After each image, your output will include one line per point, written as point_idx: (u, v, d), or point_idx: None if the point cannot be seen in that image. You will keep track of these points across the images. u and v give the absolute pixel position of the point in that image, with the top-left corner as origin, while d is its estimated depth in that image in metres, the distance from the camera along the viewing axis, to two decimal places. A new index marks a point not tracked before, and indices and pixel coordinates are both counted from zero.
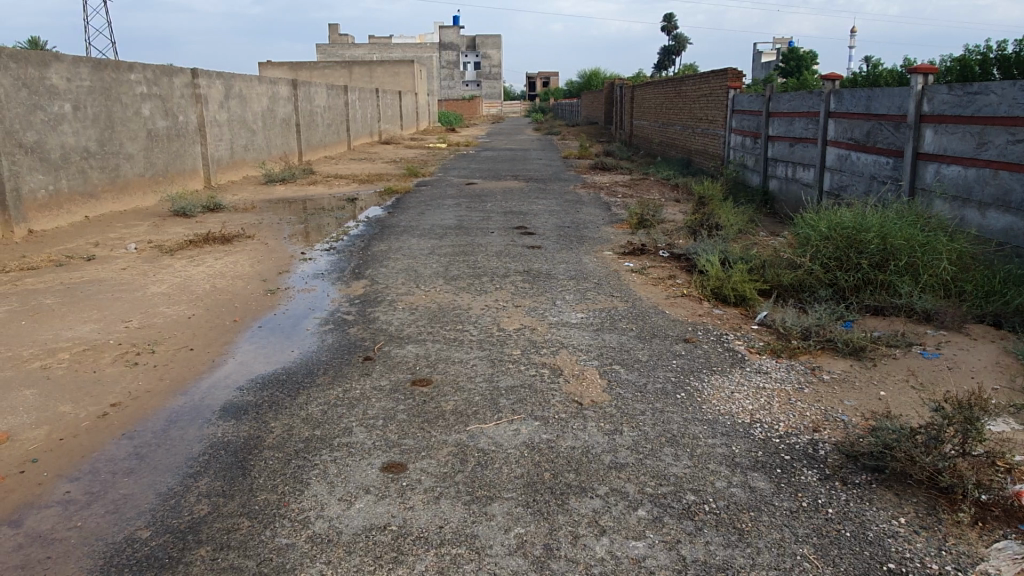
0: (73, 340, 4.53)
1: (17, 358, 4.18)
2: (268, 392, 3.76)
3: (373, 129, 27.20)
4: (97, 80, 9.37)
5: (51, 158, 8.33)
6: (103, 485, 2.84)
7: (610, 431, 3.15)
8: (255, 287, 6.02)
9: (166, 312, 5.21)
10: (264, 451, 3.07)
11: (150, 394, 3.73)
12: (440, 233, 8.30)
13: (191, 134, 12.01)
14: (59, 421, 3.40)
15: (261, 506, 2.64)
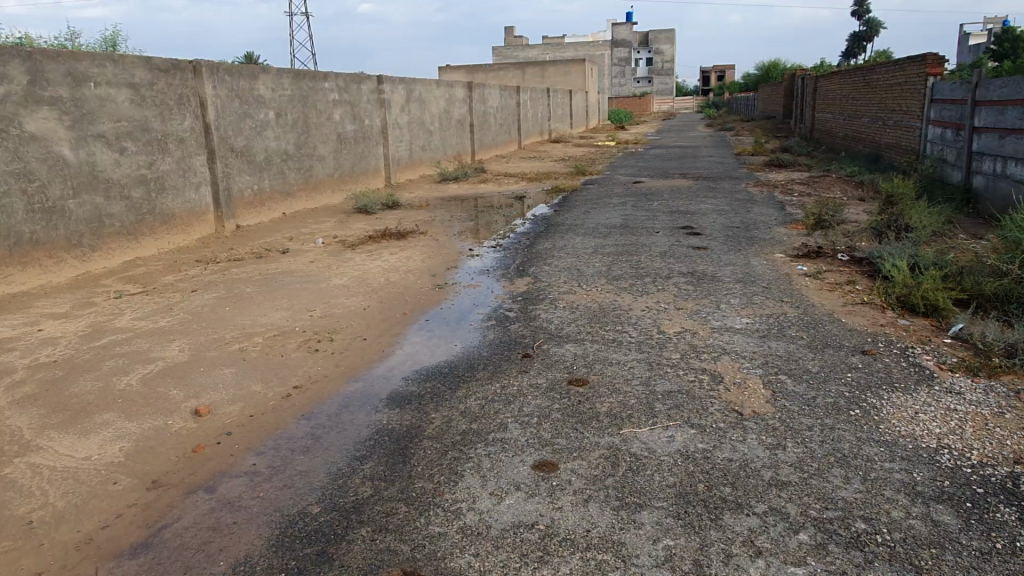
0: (266, 325, 5.01)
1: (221, 340, 4.70)
2: (431, 383, 3.94)
3: (543, 128, 27.63)
4: (297, 89, 10.26)
5: (255, 160, 9.25)
6: (283, 460, 3.12)
7: (773, 445, 2.98)
8: (425, 282, 6.33)
9: (345, 303, 5.62)
10: (424, 440, 3.22)
11: (327, 379, 4.05)
12: (604, 231, 8.26)
13: (375, 137, 12.85)
14: (251, 398, 3.78)
15: (418, 493, 2.77)
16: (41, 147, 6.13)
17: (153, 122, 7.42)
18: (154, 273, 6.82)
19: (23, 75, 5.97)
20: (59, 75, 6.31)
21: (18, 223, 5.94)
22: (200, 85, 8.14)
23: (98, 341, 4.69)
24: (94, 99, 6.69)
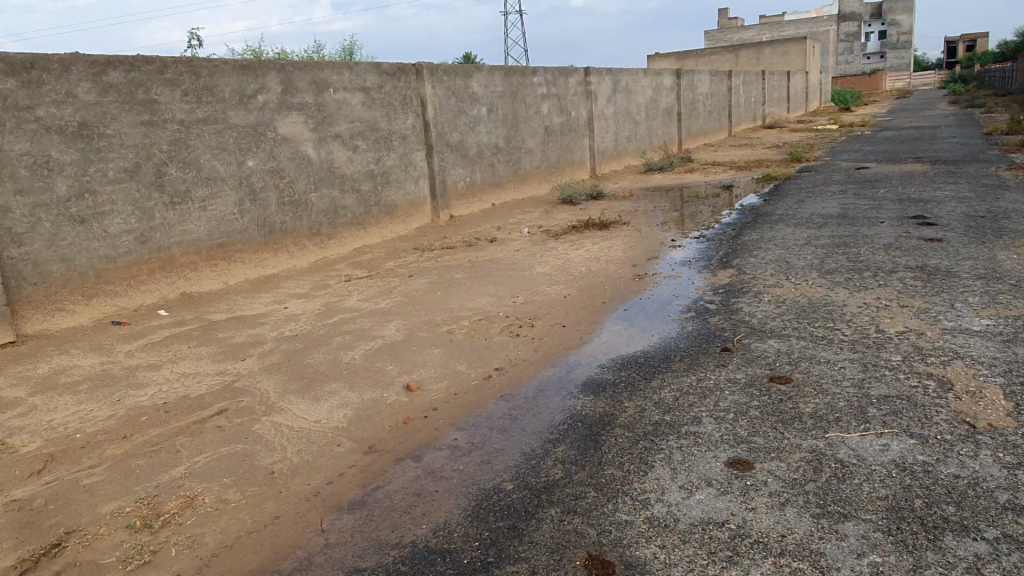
0: (473, 310, 5.31)
1: (432, 322, 5.06)
2: (626, 372, 3.95)
3: (756, 114, 26.22)
4: (508, 85, 10.67)
5: (468, 154, 9.78)
6: (482, 437, 3.30)
7: (1011, 465, 2.62)
8: (625, 272, 6.32)
9: (547, 291, 5.79)
10: (616, 428, 3.24)
11: (526, 363, 4.21)
12: (819, 222, 7.69)
13: (582, 128, 13.01)
14: (456, 378, 4.04)
15: (607, 480, 2.80)
16: (290, 147, 6.97)
17: (381, 121, 8.12)
18: (378, 259, 7.48)
19: (278, 85, 6.82)
20: (306, 83, 7.12)
21: (271, 214, 6.81)
22: (421, 86, 8.76)
23: (331, 319, 5.27)
24: (332, 104, 7.46)
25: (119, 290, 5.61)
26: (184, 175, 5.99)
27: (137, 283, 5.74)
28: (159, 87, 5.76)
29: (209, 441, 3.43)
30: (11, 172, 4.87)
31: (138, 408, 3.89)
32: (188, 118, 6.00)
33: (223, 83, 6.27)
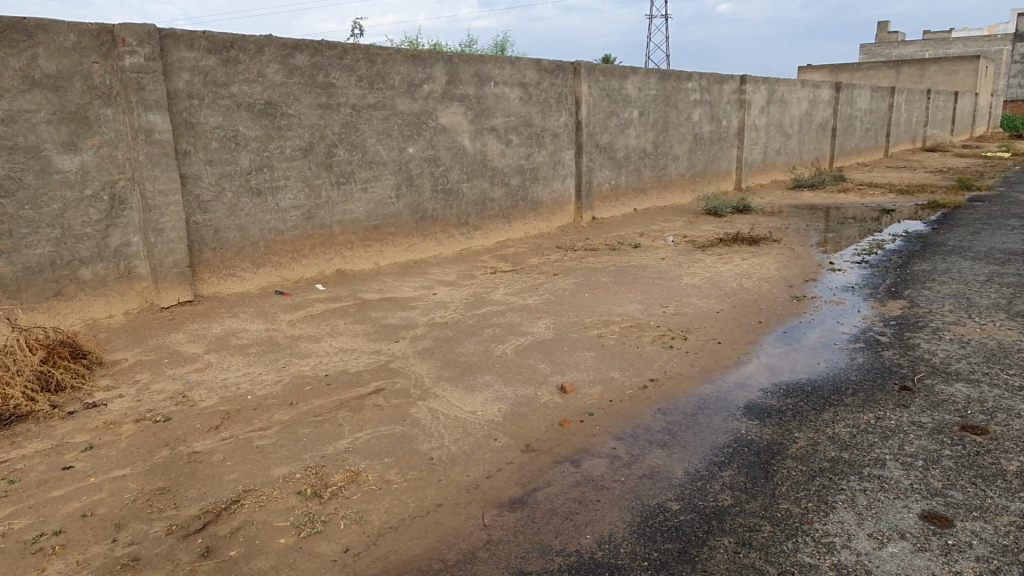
0: (622, 315, 5.20)
1: (581, 324, 4.99)
2: (792, 399, 3.71)
3: (917, 136, 24.42)
4: (662, 89, 10.43)
5: (616, 157, 9.64)
6: (642, 449, 3.19)
7: None
8: (781, 292, 6.00)
9: (698, 303, 5.58)
10: (788, 460, 3.03)
11: (683, 378, 4.05)
12: (1001, 258, 7.01)
13: (731, 138, 12.55)
14: (610, 384, 3.94)
15: (783, 515, 2.62)
16: (448, 138, 7.10)
17: (535, 118, 8.14)
18: (522, 254, 7.50)
19: (444, 76, 6.95)
20: (469, 76, 7.23)
21: (425, 200, 6.98)
22: (577, 85, 8.70)
23: (480, 310, 5.31)
24: (492, 97, 7.54)
25: (284, 262, 5.90)
26: (351, 157, 6.23)
27: (300, 257, 6.01)
28: (338, 72, 6.01)
29: (369, 419, 3.51)
30: (204, 143, 5.23)
31: (302, 376, 4.05)
32: (360, 103, 6.23)
33: (394, 72, 6.46)
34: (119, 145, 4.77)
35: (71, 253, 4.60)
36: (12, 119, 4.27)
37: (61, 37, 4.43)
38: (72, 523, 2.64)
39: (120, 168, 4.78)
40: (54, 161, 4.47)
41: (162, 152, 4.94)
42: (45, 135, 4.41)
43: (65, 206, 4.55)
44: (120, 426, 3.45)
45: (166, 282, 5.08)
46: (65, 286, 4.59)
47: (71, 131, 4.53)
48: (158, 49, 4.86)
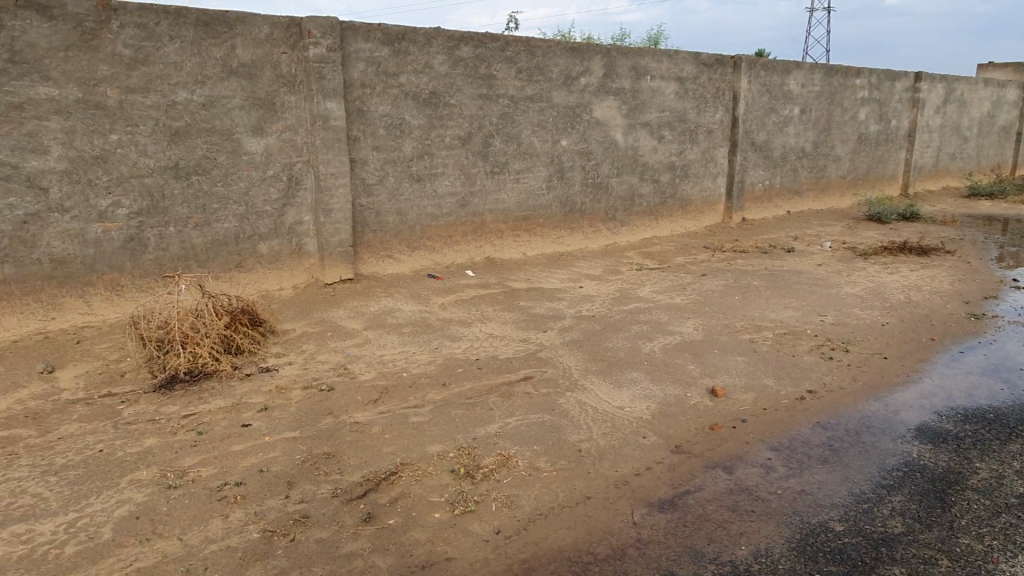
0: (776, 322, 4.98)
1: (732, 327, 4.82)
2: (971, 426, 3.41)
3: None
4: (826, 85, 9.85)
5: (772, 156, 9.22)
6: (800, 464, 3.04)
7: None
8: (955, 308, 5.52)
9: (860, 314, 5.24)
10: (968, 491, 2.79)
11: (844, 392, 3.82)
12: None
13: (900, 140, 11.67)
14: (763, 392, 3.78)
15: (964, 551, 2.41)
16: (601, 131, 7.08)
17: (690, 113, 7.92)
18: (668, 253, 7.35)
19: (600, 69, 6.93)
20: (626, 69, 7.15)
21: (574, 193, 6.99)
22: (736, 80, 8.38)
23: (627, 306, 5.26)
24: (647, 91, 7.42)
25: (437, 247, 6.12)
26: (506, 148, 6.35)
27: (452, 243, 6.21)
28: (499, 64, 6.14)
29: (519, 405, 3.57)
30: (372, 130, 5.53)
31: (454, 359, 4.19)
32: (518, 95, 6.33)
33: (553, 64, 6.52)
34: (299, 130, 5.19)
35: (251, 229, 5.09)
36: (212, 104, 4.80)
37: (256, 28, 4.89)
38: (252, 477, 2.89)
39: (298, 152, 5.20)
40: (243, 143, 4.96)
41: (335, 138, 5.29)
42: (238, 119, 4.92)
43: (250, 184, 5.03)
44: (290, 391, 3.73)
45: (331, 260, 5.44)
46: (245, 258, 5.11)
47: (260, 116, 5.00)
48: (338, 41, 5.20)
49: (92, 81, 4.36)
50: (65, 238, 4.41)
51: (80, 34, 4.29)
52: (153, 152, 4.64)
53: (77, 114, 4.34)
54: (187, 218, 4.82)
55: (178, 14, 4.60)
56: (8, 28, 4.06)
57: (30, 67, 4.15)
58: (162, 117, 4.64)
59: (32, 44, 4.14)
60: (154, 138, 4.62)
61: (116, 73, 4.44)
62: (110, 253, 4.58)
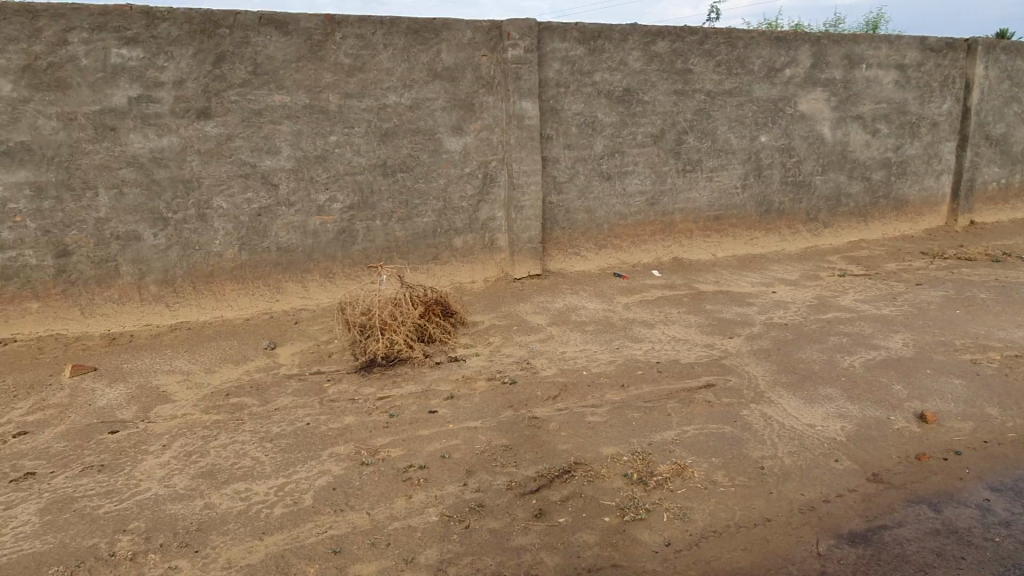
0: (1005, 341, 4.37)
1: (949, 346, 4.30)
2: None
3: None
4: None
5: (1011, 151, 8.08)
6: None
7: None
8: None
9: None
10: None
11: None
12: None
13: None
14: (985, 423, 3.34)
15: None
16: (806, 126, 6.63)
17: (911, 104, 7.17)
18: (877, 258, 6.73)
19: (809, 58, 6.51)
20: (838, 58, 6.65)
21: (772, 191, 6.63)
22: (970, 65, 7.44)
23: (824, 315, 4.89)
24: (862, 81, 6.83)
25: (624, 245, 6.19)
26: (700, 145, 6.24)
27: (639, 243, 6.23)
28: (697, 58, 6.07)
29: (700, 413, 3.51)
30: (565, 128, 5.82)
31: (633, 361, 4.20)
32: (715, 89, 6.19)
33: (755, 56, 6.27)
34: (495, 129, 5.65)
35: (448, 223, 5.65)
36: (418, 105, 5.44)
37: (459, 34, 5.43)
38: (434, 462, 3.29)
39: (494, 151, 5.66)
40: (444, 142, 5.54)
41: (529, 136, 5.66)
42: (440, 119, 5.50)
43: (448, 181, 5.59)
44: (476, 380, 4.12)
45: (520, 254, 5.80)
46: (442, 251, 5.68)
47: (460, 117, 5.54)
48: (535, 41, 5.57)
49: (318, 88, 5.19)
50: (290, 228, 5.30)
51: (309, 47, 5.13)
52: (365, 151, 5.38)
53: (306, 117, 5.20)
54: (392, 211, 5.50)
55: (392, 23, 5.27)
56: (255, 44, 5.00)
57: (268, 78, 5.06)
58: (374, 120, 5.36)
59: (271, 58, 5.05)
60: (366, 139, 5.37)
61: (338, 80, 5.23)
62: (325, 244, 5.41)
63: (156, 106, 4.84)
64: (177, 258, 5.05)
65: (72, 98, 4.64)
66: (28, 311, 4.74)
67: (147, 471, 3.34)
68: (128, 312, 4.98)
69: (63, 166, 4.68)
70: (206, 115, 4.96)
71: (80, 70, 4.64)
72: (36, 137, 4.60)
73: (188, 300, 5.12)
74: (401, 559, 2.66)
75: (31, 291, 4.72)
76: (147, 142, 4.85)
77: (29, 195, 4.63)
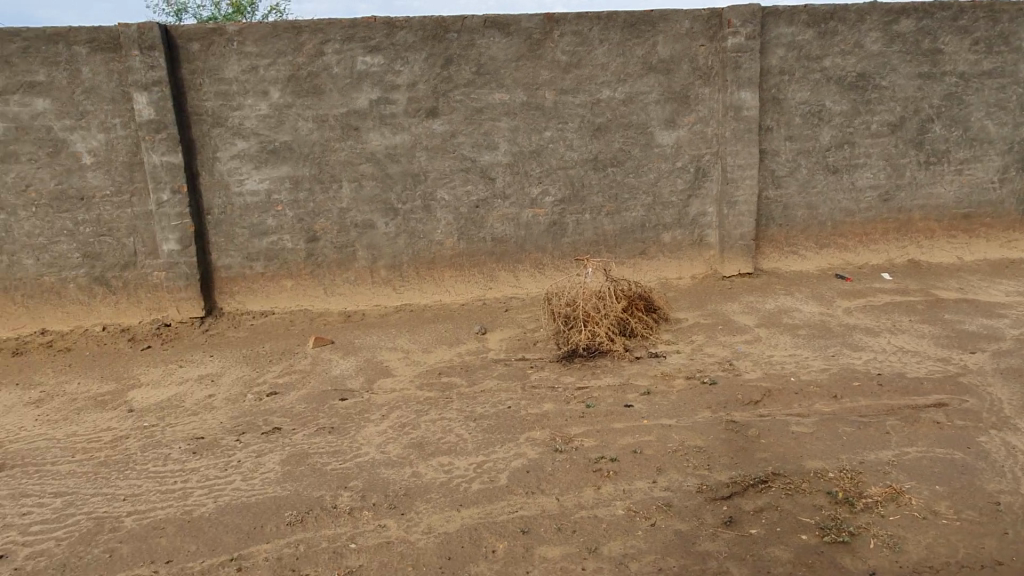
0: None
1: None
2: None
3: None
4: None
5: None
6: None
7: None
8: None
9: None
10: None
11: None
12: None
13: None
14: None
15: None
16: None
17: None
18: None
19: None
20: None
21: None
22: None
23: None
24: None
25: (849, 245, 5.99)
26: (947, 133, 5.89)
27: (870, 242, 6.01)
28: (948, 36, 5.74)
29: (925, 435, 3.37)
30: (787, 119, 5.76)
31: (851, 369, 4.13)
32: (969, 70, 5.83)
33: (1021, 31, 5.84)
34: (710, 122, 5.69)
35: (657, 218, 5.75)
36: (632, 99, 5.58)
37: (678, 25, 5.51)
38: (625, 455, 3.36)
39: (708, 143, 5.71)
40: (657, 136, 5.64)
41: (747, 128, 5.66)
42: (653, 113, 5.61)
43: (659, 175, 5.69)
44: (673, 378, 4.22)
45: (731, 252, 5.80)
46: (649, 246, 5.79)
47: (673, 109, 5.63)
48: (758, 28, 5.54)
49: (536, 85, 5.45)
50: (504, 221, 5.60)
51: (529, 45, 5.39)
52: (578, 146, 5.58)
53: (523, 114, 5.48)
54: (601, 206, 5.67)
55: (609, 18, 5.43)
56: (479, 45, 5.34)
57: (490, 78, 5.39)
58: (587, 115, 5.55)
59: (493, 58, 5.36)
60: (580, 134, 5.57)
61: (554, 77, 5.46)
62: (537, 236, 5.66)
63: (392, 106, 5.33)
64: (405, 246, 5.53)
65: (325, 102, 5.27)
66: (283, 288, 5.47)
67: (368, 437, 3.73)
68: (362, 293, 5.55)
69: (315, 162, 5.33)
70: (434, 114, 5.39)
71: (332, 77, 5.24)
72: (295, 138, 5.28)
73: (413, 283, 5.59)
74: (584, 547, 2.73)
75: (286, 271, 5.44)
76: (384, 140, 5.37)
77: (288, 187, 5.33)
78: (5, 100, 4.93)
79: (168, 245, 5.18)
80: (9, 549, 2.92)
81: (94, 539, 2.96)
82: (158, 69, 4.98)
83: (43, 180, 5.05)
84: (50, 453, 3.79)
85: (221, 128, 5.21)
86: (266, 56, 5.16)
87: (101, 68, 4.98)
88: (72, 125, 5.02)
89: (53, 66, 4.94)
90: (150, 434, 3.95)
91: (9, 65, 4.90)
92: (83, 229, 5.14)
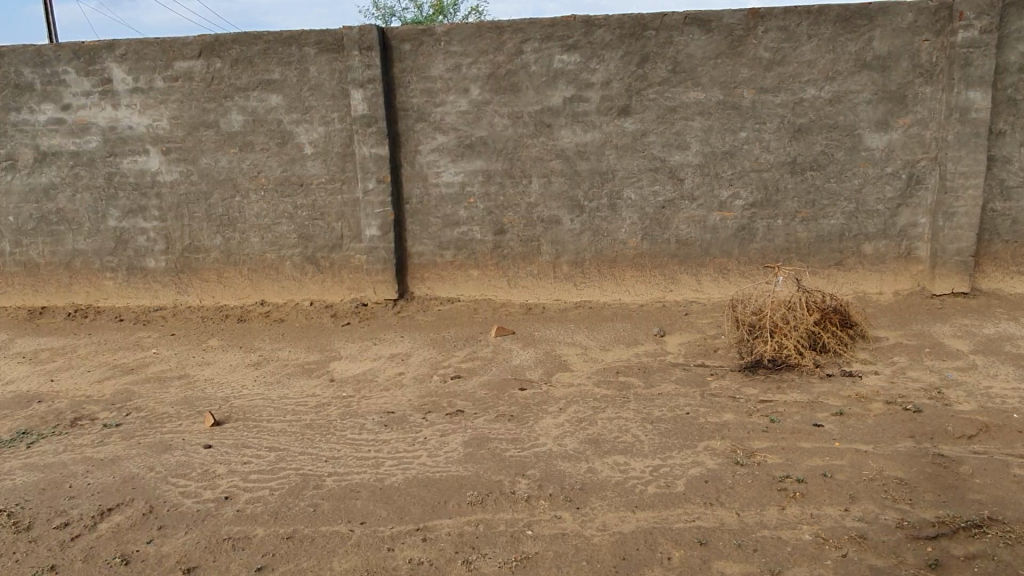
0: None
1: None
2: None
3: None
4: None
5: None
6: None
7: None
8: None
9: None
10: None
11: None
12: None
13: None
14: None
15: None
16: None
17: None
18: None
19: None
20: None
21: None
22: None
23: None
24: None
25: None
26: None
27: None
28: None
29: None
30: None
31: None
32: None
33: None
34: (930, 124, 5.21)
35: (859, 227, 5.36)
36: (840, 99, 5.22)
37: (899, 18, 5.10)
38: (813, 478, 3.17)
39: (925, 148, 5.23)
40: (865, 138, 5.25)
41: (974, 132, 5.11)
42: (863, 114, 5.22)
43: (865, 181, 5.30)
44: (870, 401, 3.91)
45: (943, 269, 5.27)
46: (847, 257, 5.40)
47: (887, 110, 5.21)
48: (997, 20, 5.01)
49: (734, 84, 5.26)
50: (690, 223, 5.47)
51: (729, 42, 5.22)
52: (776, 148, 5.32)
53: (718, 113, 5.31)
54: (796, 212, 5.37)
55: (820, 12, 5.13)
56: (677, 43, 5.24)
57: (687, 76, 5.28)
58: (789, 115, 5.27)
59: (691, 55, 5.25)
60: (778, 134, 5.30)
61: (755, 75, 5.24)
62: (724, 240, 5.47)
63: (585, 104, 5.39)
64: (588, 243, 5.56)
65: (521, 100, 5.42)
66: (469, 277, 5.71)
67: (546, 428, 3.82)
68: (544, 286, 5.67)
69: (507, 157, 5.51)
70: (626, 112, 5.37)
71: (529, 75, 5.39)
72: (490, 133, 5.49)
73: (594, 280, 5.62)
74: (768, 569, 2.62)
75: (473, 261, 5.68)
76: (575, 136, 5.44)
77: (481, 181, 5.55)
78: (246, 96, 5.56)
79: (370, 231, 5.60)
80: (233, 492, 3.31)
81: (301, 493, 3.28)
82: (373, 68, 5.39)
83: (271, 168, 5.64)
84: (266, 411, 4.25)
85: (424, 123, 5.54)
86: (470, 55, 5.40)
87: (325, 67, 5.48)
88: (298, 119, 5.57)
89: (286, 65, 5.50)
90: (349, 403, 4.31)
91: (251, 64, 5.52)
92: (301, 212, 5.68)
